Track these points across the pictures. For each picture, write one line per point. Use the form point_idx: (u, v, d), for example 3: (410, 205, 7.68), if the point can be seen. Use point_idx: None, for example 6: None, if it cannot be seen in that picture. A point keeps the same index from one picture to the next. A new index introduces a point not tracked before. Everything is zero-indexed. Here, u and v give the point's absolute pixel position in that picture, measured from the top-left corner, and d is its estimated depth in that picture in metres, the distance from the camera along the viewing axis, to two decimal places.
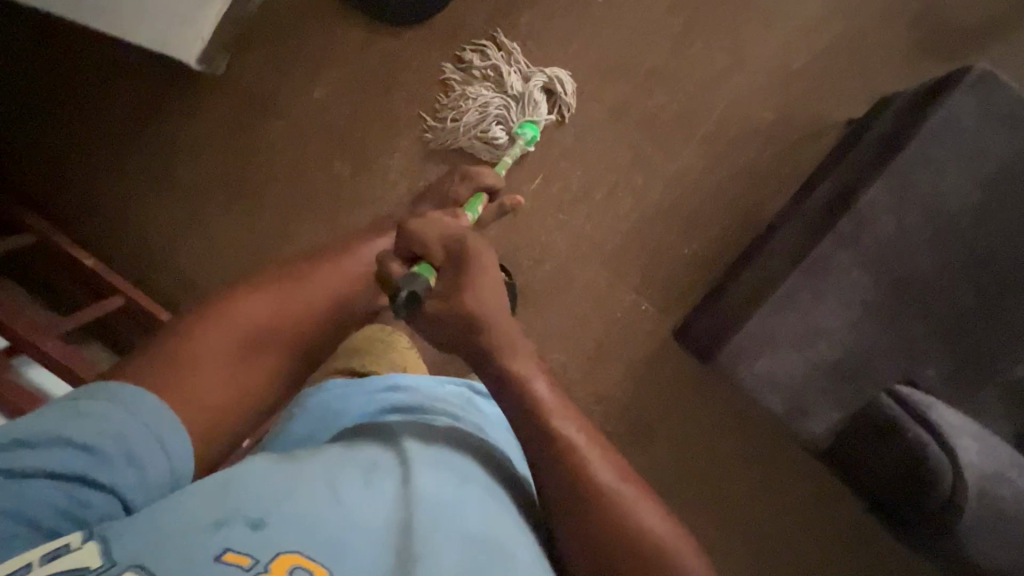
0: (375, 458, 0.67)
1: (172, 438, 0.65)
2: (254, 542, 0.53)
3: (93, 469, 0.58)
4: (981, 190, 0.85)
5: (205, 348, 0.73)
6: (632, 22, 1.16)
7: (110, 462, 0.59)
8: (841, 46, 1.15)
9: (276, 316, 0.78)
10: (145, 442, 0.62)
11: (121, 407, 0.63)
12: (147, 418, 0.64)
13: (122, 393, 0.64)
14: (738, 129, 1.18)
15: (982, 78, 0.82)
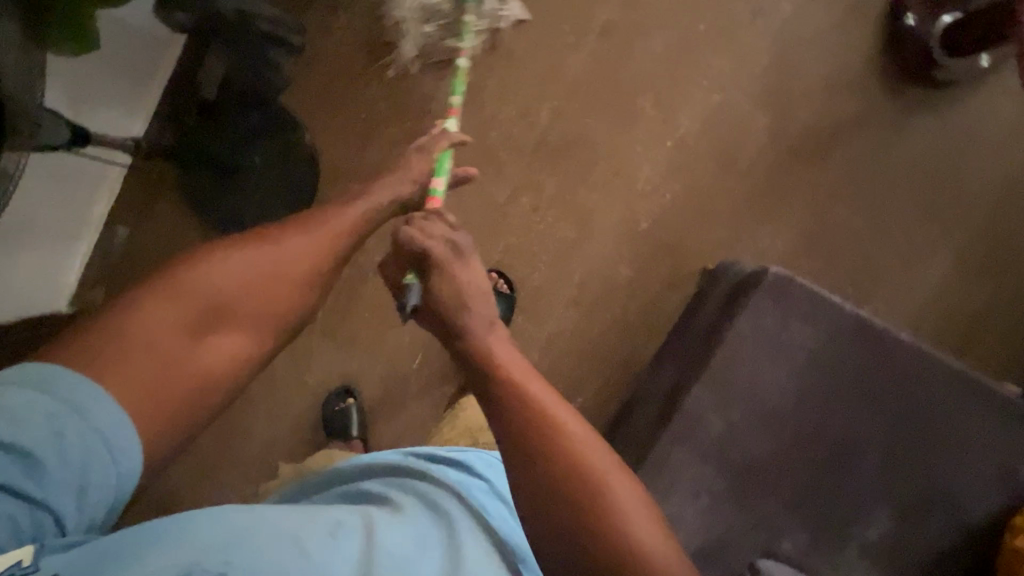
0: (342, 517, 0.56)
1: (107, 428, 0.57)
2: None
3: (20, 477, 0.52)
4: (796, 378, 0.91)
5: (161, 346, 0.63)
6: (482, 205, 1.19)
7: (44, 466, 0.53)
8: (681, 202, 1.20)
9: (237, 284, 0.69)
10: (76, 435, 0.55)
11: (67, 406, 0.56)
12: (85, 411, 0.56)
13: (45, 380, 0.56)
14: (600, 289, 1.21)
15: (776, 280, 0.90)
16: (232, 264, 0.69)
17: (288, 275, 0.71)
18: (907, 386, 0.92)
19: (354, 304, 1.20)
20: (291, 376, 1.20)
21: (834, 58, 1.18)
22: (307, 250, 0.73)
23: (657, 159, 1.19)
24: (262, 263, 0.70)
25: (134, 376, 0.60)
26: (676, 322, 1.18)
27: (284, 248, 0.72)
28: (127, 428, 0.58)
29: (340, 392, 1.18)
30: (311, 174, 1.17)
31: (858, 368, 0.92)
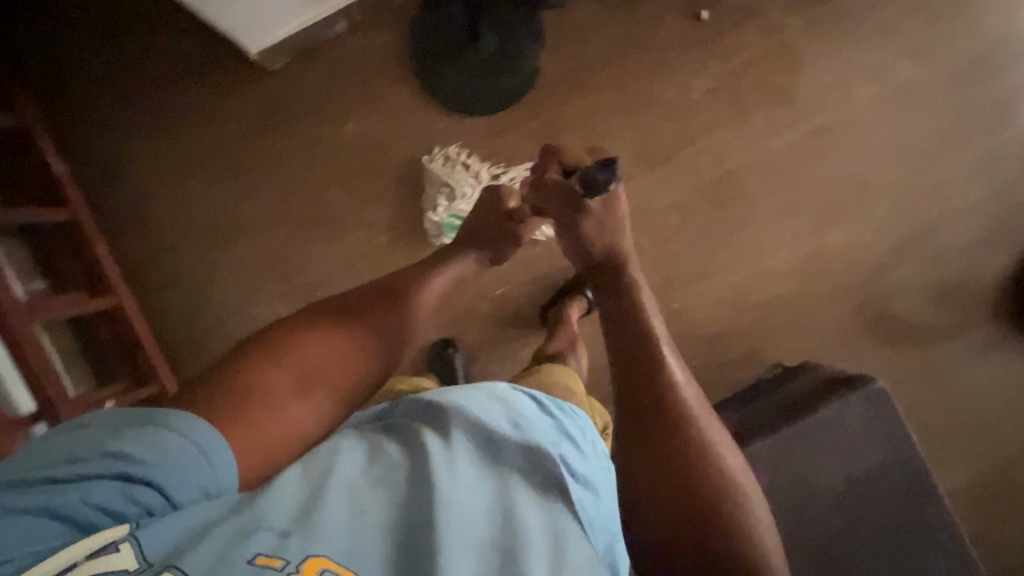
0: (389, 455, 0.54)
1: (211, 443, 0.53)
2: (287, 543, 0.45)
3: (133, 466, 0.49)
4: (845, 482, 0.95)
5: (275, 397, 0.61)
6: (636, 201, 1.26)
7: (144, 466, 0.49)
8: (790, 300, 1.29)
9: (331, 352, 0.69)
10: (175, 446, 0.51)
11: (165, 425, 0.52)
12: (183, 425, 0.53)
13: (160, 416, 0.53)
14: (684, 328, 1.28)
15: (877, 392, 0.97)
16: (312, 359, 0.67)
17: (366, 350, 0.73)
18: (930, 556, 0.95)
19: None
20: (390, 240, 1.27)
21: (976, 263, 1.29)
22: (376, 321, 0.76)
23: (793, 253, 1.28)
24: (345, 341, 0.72)
25: (250, 419, 0.58)
26: (734, 391, 1.25)
27: (351, 338, 0.72)
28: (219, 438, 0.54)
29: (442, 343, 1.29)
30: (525, 86, 1.23)
31: (898, 512, 0.96)
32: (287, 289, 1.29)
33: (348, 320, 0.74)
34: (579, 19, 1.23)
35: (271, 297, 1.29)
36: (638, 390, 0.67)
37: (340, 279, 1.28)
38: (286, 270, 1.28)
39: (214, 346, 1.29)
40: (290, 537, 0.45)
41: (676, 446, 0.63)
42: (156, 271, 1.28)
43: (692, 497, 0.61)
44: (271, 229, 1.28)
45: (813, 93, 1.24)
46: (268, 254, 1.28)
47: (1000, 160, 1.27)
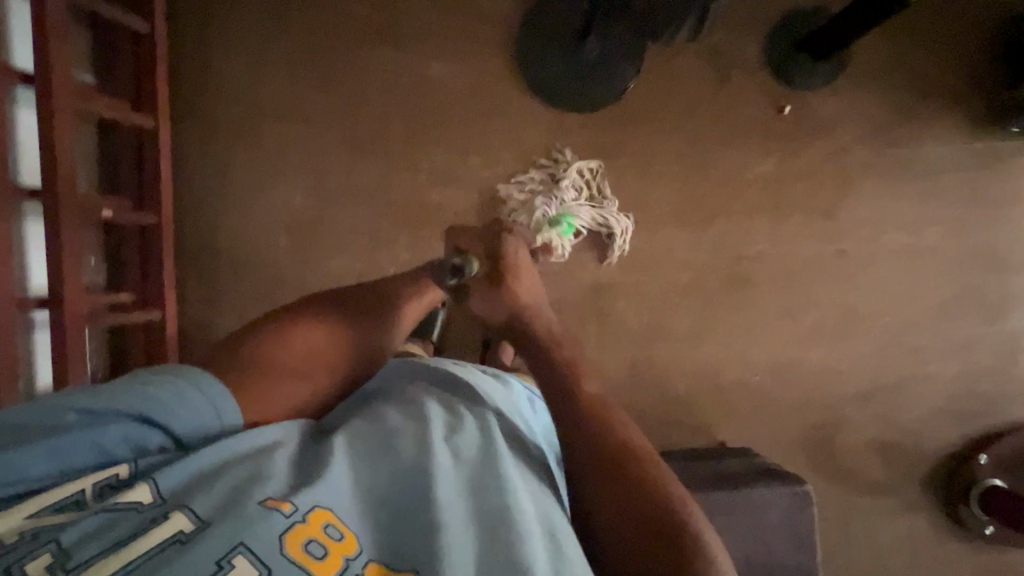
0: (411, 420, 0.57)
1: (211, 403, 0.58)
2: (295, 493, 0.47)
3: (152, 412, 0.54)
4: (742, 564, 0.98)
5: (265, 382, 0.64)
6: (660, 246, 1.31)
7: (155, 428, 0.54)
8: (758, 393, 1.34)
9: (306, 345, 0.70)
10: (183, 400, 0.57)
11: (189, 389, 0.58)
12: (198, 390, 0.58)
13: (180, 386, 0.58)
14: (654, 376, 1.33)
15: (805, 493, 0.99)
16: (307, 343, 0.70)
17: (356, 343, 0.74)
18: None
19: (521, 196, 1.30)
20: (426, 183, 1.30)
21: (931, 433, 1.35)
22: (366, 323, 0.77)
23: (776, 352, 1.33)
24: (331, 338, 0.72)
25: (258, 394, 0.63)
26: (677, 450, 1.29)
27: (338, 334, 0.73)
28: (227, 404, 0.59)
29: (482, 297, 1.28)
30: (609, 101, 1.27)
31: None
32: (314, 186, 1.30)
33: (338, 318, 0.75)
34: (680, 64, 1.28)
35: (296, 187, 1.30)
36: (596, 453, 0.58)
37: (365, 198, 1.30)
38: (320, 169, 1.30)
39: (223, 208, 1.29)
40: (299, 490, 0.48)
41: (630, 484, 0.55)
42: (200, 117, 1.29)
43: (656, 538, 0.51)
44: (326, 127, 1.29)
45: (853, 221, 1.31)
46: (310, 146, 1.29)
47: (990, 351, 1.33)
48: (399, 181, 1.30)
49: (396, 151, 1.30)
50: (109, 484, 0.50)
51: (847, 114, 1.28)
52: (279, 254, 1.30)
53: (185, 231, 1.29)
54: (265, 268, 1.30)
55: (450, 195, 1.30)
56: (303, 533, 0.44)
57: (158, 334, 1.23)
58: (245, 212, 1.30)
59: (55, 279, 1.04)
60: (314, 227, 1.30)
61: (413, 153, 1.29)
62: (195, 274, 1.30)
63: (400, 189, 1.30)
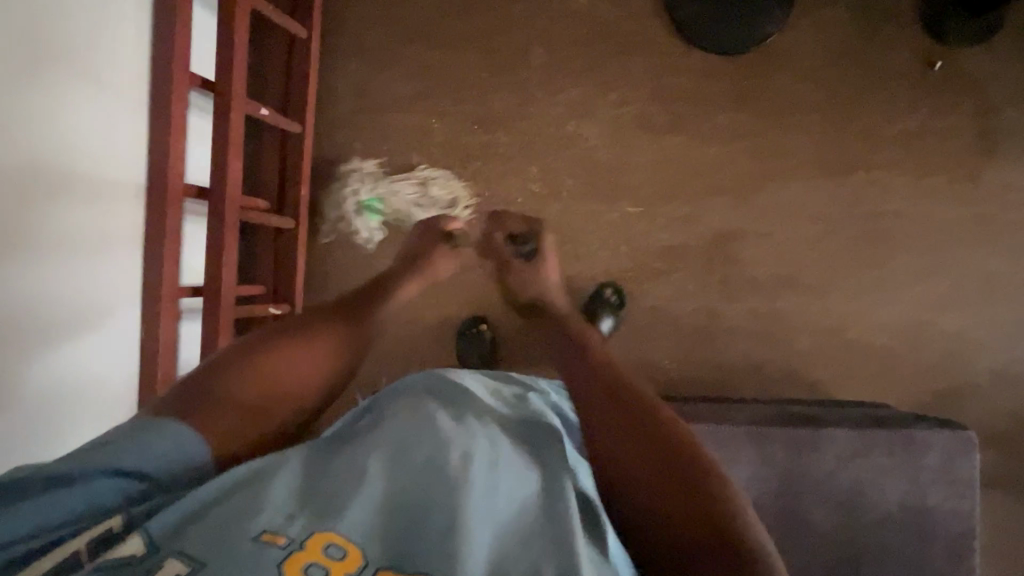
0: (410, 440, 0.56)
1: (181, 437, 0.55)
2: (292, 523, 0.45)
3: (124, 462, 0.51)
4: (897, 509, 0.95)
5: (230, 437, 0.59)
6: (794, 196, 1.29)
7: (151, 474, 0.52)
8: (883, 354, 1.30)
9: (292, 357, 0.66)
10: (148, 446, 0.53)
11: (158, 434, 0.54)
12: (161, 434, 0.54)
13: (163, 429, 0.55)
14: (776, 328, 1.29)
15: (971, 439, 0.94)
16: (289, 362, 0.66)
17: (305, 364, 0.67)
18: None
19: (656, 136, 1.29)
20: (562, 117, 1.30)
21: None
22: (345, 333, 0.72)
23: (906, 315, 1.29)
24: (312, 357, 0.68)
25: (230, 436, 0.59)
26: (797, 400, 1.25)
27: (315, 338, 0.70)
28: (193, 431, 0.56)
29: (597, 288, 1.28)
30: (756, 44, 1.25)
31: (935, 563, 0.95)
32: (449, 111, 1.30)
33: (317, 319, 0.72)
34: (829, 13, 1.26)
35: (431, 111, 1.30)
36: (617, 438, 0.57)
37: (500, 128, 1.30)
38: (458, 95, 1.30)
39: (360, 127, 1.31)
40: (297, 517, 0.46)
41: (667, 470, 0.53)
42: (344, 35, 1.30)
43: (694, 501, 0.51)
44: (467, 53, 1.30)
45: (997, 184, 1.27)
46: (450, 71, 1.30)
47: None
48: (536, 113, 1.30)
49: (534, 83, 1.30)
50: (106, 537, 0.46)
51: (1002, 75, 1.24)
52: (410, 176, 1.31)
53: (321, 146, 1.31)
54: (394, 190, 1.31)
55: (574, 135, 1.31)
56: (300, 561, 0.42)
57: (291, 241, 1.25)
58: (380, 132, 1.30)
59: (217, 171, 1.06)
60: (446, 151, 1.30)
61: (551, 85, 1.30)
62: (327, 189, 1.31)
63: (536, 120, 1.30)
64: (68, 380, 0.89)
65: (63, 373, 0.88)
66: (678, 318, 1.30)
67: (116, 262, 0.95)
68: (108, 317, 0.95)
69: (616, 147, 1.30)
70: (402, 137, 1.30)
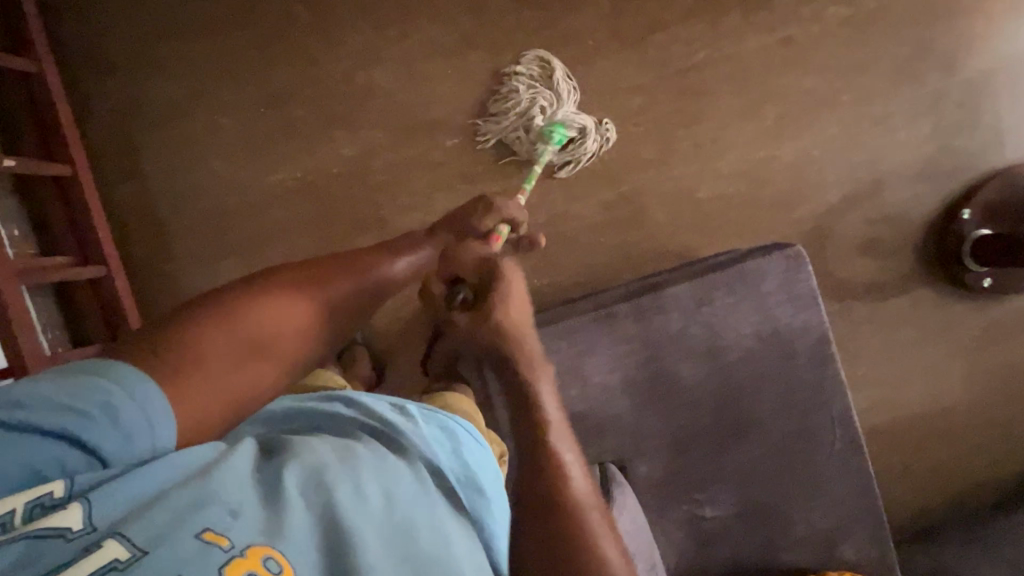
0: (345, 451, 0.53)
1: (155, 410, 0.55)
2: (238, 524, 0.43)
3: (73, 424, 0.49)
4: (754, 340, 0.97)
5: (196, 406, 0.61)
6: (605, 76, 1.26)
7: (101, 421, 0.50)
8: (737, 201, 1.31)
9: (229, 369, 0.66)
10: (120, 407, 0.53)
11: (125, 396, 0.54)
12: (124, 393, 0.54)
13: (112, 375, 0.55)
14: (631, 211, 1.29)
15: (799, 253, 0.97)
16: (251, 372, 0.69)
17: (252, 336, 0.71)
18: (830, 422, 1.01)
19: (450, 60, 1.24)
20: (350, 71, 1.22)
21: (911, 200, 1.35)
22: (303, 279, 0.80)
23: (745, 158, 1.31)
24: (248, 329, 0.70)
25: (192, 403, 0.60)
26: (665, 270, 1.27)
27: (315, 307, 0.78)
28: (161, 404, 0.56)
29: None
30: None
31: (803, 376, 0.99)
32: (229, 100, 1.21)
33: (303, 294, 0.78)
34: None
35: (213, 106, 1.21)
36: (535, 481, 0.66)
37: (290, 101, 1.22)
38: (234, 80, 1.21)
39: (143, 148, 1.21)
40: (240, 517, 0.43)
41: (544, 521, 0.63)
42: (86, 55, 1.18)
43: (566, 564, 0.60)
44: (225, 33, 1.20)
45: (789, 4, 1.27)
46: (216, 59, 1.20)
47: (953, 103, 1.33)
48: (321, 74, 1.22)
49: (308, 44, 1.21)
50: (44, 503, 0.43)
51: None
52: (216, 180, 1.22)
53: (112, 179, 1.20)
54: (204, 201, 1.22)
55: (364, 86, 1.23)
56: (244, 568, 0.40)
57: (111, 287, 1.16)
58: (168, 146, 1.21)
59: None
60: (245, 143, 1.22)
61: (326, 42, 1.22)
62: (134, 221, 1.21)
63: (323, 82, 1.22)
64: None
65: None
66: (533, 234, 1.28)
67: None
68: None
69: (415, 83, 1.24)
70: (191, 148, 1.21)
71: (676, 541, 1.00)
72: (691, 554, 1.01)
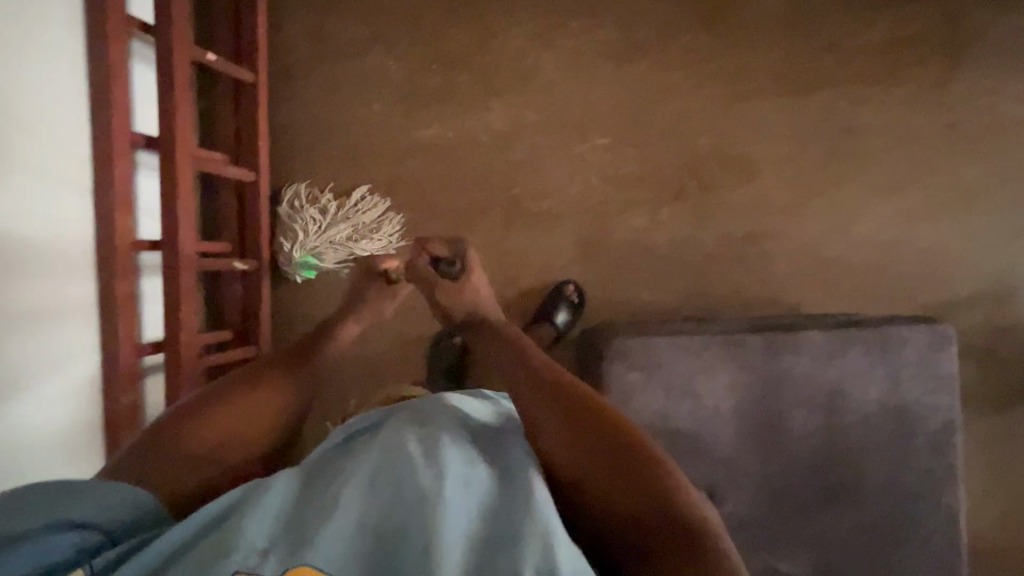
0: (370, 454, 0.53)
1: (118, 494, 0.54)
2: (265, 559, 0.46)
3: (72, 513, 0.51)
4: (877, 407, 0.95)
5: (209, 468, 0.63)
6: (766, 115, 1.27)
7: (96, 510, 0.52)
8: (862, 270, 1.29)
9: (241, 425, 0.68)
10: (95, 498, 0.53)
11: (99, 486, 0.54)
12: (101, 485, 0.54)
13: (80, 482, 0.54)
14: (754, 253, 1.28)
15: (944, 332, 0.94)
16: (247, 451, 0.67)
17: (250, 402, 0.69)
18: (932, 514, 0.96)
19: (620, 65, 1.27)
20: (524, 51, 1.27)
21: None
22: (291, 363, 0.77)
23: (881, 229, 1.29)
24: (246, 399, 0.70)
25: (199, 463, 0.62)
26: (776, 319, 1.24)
27: (261, 396, 0.70)
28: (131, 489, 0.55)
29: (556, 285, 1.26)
30: None
31: (919, 458, 0.95)
32: (406, 51, 1.27)
33: (246, 390, 0.70)
34: None
35: (389, 53, 1.27)
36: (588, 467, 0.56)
37: (461, 65, 1.27)
38: (415, 35, 1.27)
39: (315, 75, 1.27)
40: (268, 555, 0.46)
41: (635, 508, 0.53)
42: None
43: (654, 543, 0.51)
44: None
45: (963, 89, 1.26)
46: (406, 10, 1.26)
47: None
48: (496, 47, 1.27)
49: (492, 17, 1.26)
50: None
51: None
52: (371, 121, 1.27)
53: (278, 97, 1.27)
54: (356, 137, 1.27)
55: (532, 69, 1.27)
56: None
57: (254, 193, 1.20)
58: (338, 78, 1.27)
59: (165, 121, 1.03)
60: (406, 92, 1.27)
61: (510, 18, 1.26)
62: (287, 140, 1.27)
63: (496, 55, 1.27)
64: (54, 427, 0.90)
65: (51, 421, 0.89)
66: (653, 249, 1.28)
67: (72, 252, 0.91)
68: (65, 318, 0.91)
69: (578, 77, 1.27)
70: (359, 86, 1.27)
71: None
72: None
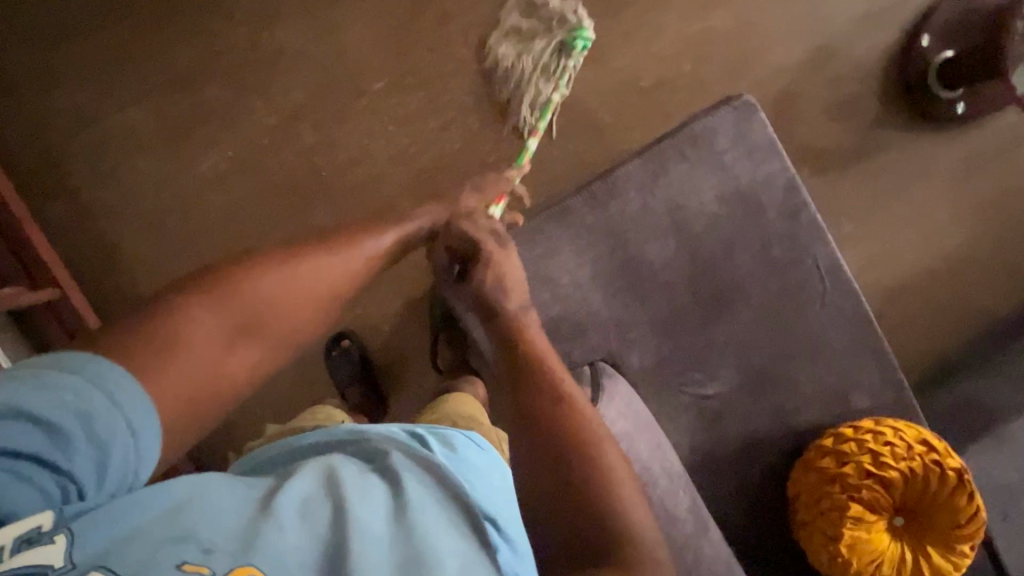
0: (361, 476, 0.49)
1: (142, 426, 0.49)
2: (216, 553, 0.39)
3: (47, 446, 0.43)
4: (718, 202, 0.93)
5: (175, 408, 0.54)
6: None
7: (72, 441, 0.44)
8: (683, 82, 1.25)
9: (222, 354, 0.58)
10: (113, 416, 0.47)
11: (99, 395, 0.47)
12: (97, 399, 0.47)
13: (77, 368, 0.47)
14: (577, 117, 1.23)
15: (743, 103, 0.93)
16: (244, 357, 0.60)
17: (252, 308, 0.61)
18: (814, 273, 0.97)
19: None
20: (257, 33, 1.17)
21: (864, 38, 1.27)
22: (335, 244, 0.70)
23: (682, 34, 1.24)
24: (254, 285, 0.62)
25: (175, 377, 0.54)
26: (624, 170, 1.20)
27: (248, 296, 0.61)
28: (155, 423, 0.50)
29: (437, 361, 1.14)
30: None
31: (778, 231, 0.95)
32: (141, 90, 1.16)
33: (226, 294, 0.60)
34: None
35: (126, 101, 1.16)
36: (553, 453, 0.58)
37: (204, 78, 1.16)
38: (141, 70, 1.15)
39: (65, 160, 1.16)
40: (221, 545, 0.40)
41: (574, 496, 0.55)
42: None
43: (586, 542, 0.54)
44: (119, 20, 1.14)
45: None
46: (118, 51, 1.14)
47: None
48: (227, 44, 1.16)
49: (206, 14, 1.15)
50: (30, 537, 0.38)
51: None
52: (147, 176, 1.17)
53: (41, 201, 1.16)
54: (141, 201, 1.18)
55: (273, 48, 1.17)
56: None
57: (70, 308, 1.13)
58: (91, 152, 1.16)
59: None
60: (165, 132, 1.17)
61: (224, 7, 1.15)
62: (77, 237, 1.17)
63: (231, 50, 1.16)
64: None
65: None
66: (481, 162, 1.22)
67: None
68: None
69: (323, 34, 1.18)
70: (117, 149, 1.16)
71: (686, 427, 0.95)
72: (705, 441, 0.96)
